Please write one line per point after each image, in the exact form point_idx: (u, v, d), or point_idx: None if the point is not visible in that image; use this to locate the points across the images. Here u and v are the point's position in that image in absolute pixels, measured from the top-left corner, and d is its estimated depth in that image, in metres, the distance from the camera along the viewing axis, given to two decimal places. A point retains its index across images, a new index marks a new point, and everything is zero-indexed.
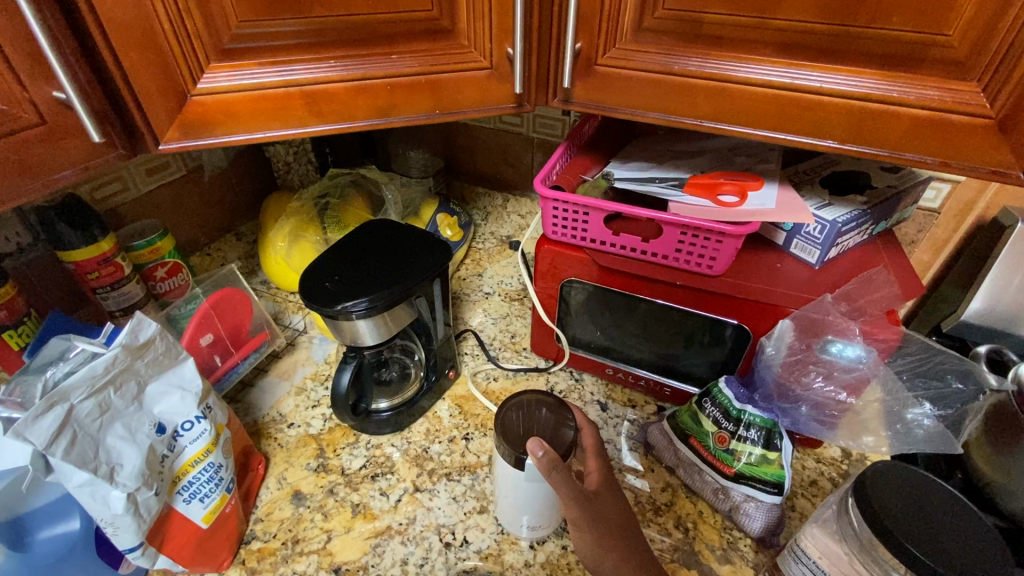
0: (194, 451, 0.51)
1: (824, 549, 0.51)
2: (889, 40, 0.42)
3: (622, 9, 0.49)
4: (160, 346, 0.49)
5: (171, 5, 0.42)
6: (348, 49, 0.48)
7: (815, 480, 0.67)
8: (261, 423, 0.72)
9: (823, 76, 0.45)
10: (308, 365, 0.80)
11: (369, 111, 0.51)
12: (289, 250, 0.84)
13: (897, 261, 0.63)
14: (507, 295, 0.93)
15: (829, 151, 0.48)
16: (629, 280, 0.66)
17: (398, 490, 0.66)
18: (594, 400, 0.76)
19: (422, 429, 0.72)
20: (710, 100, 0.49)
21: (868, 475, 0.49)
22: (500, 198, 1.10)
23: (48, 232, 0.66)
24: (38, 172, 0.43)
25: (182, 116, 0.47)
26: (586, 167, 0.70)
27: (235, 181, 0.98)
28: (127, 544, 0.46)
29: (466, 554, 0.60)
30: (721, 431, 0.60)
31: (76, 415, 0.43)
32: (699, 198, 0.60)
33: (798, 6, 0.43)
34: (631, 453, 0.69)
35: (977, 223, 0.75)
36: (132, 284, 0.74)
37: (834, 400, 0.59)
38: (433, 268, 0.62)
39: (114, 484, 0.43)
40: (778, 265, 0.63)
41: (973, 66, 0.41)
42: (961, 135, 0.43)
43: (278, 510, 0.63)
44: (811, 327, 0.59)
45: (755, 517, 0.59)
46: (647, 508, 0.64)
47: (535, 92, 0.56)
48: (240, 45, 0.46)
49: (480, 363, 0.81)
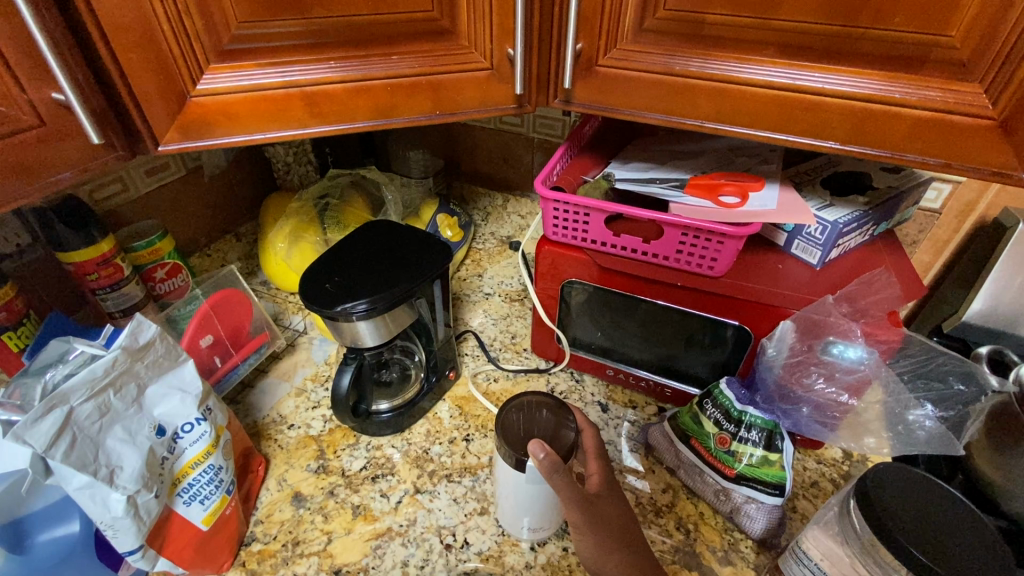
0: (195, 453, 0.51)
1: (825, 551, 0.51)
2: (891, 41, 0.42)
3: (623, 9, 0.48)
4: (160, 348, 0.49)
5: (169, 6, 0.42)
6: (348, 50, 0.48)
7: (815, 481, 0.67)
8: (261, 423, 0.72)
9: (824, 76, 0.44)
10: (309, 366, 0.80)
11: (369, 111, 0.51)
12: (289, 251, 0.84)
13: (897, 261, 0.63)
14: (508, 295, 0.93)
15: (830, 152, 0.47)
16: (629, 281, 0.66)
17: (398, 492, 0.65)
18: (594, 401, 0.76)
19: (422, 430, 0.72)
20: (712, 101, 0.49)
21: (870, 476, 0.49)
22: (500, 198, 1.10)
23: (48, 232, 0.66)
24: (37, 174, 0.43)
25: (182, 118, 0.47)
26: (586, 168, 0.70)
27: (234, 181, 0.97)
28: (127, 546, 0.46)
29: (467, 556, 0.60)
30: (722, 432, 0.59)
31: (75, 417, 0.42)
32: (700, 198, 0.60)
33: (799, 6, 0.42)
34: (631, 454, 0.69)
35: (978, 223, 0.75)
36: (132, 285, 0.74)
37: (836, 402, 0.58)
38: (433, 270, 0.62)
39: (114, 487, 0.43)
40: (779, 266, 0.63)
41: (975, 66, 0.41)
42: (962, 137, 0.43)
43: (278, 512, 0.63)
44: (812, 329, 0.59)
45: (756, 518, 0.59)
46: (648, 510, 0.63)
47: (535, 93, 0.56)
48: (240, 46, 0.45)
49: (480, 364, 0.81)
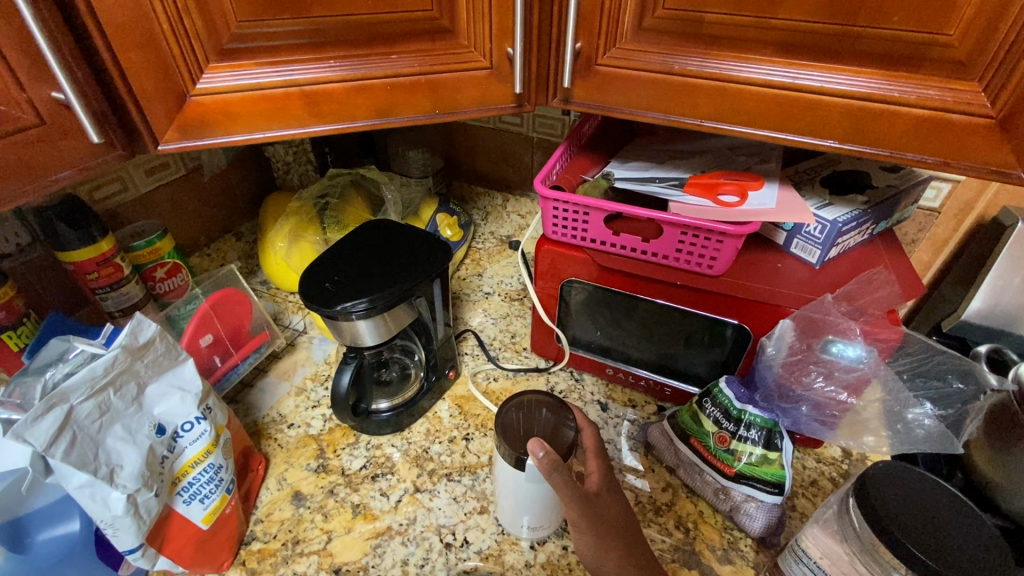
0: (195, 452, 0.51)
1: (824, 549, 0.51)
2: (890, 40, 0.42)
3: (622, 8, 0.49)
4: (160, 347, 0.49)
5: (169, 5, 0.42)
6: (348, 50, 0.48)
7: (815, 479, 0.67)
8: (261, 423, 0.72)
9: (823, 75, 0.44)
10: (309, 365, 0.80)
11: (369, 111, 0.51)
12: (289, 251, 0.84)
13: (897, 260, 0.63)
14: (507, 295, 0.93)
15: (830, 151, 0.47)
16: (629, 280, 0.66)
17: (398, 491, 0.65)
18: (594, 400, 0.76)
19: (422, 430, 0.72)
20: (711, 100, 0.49)
21: (870, 474, 0.49)
22: (500, 198, 1.10)
23: (48, 232, 0.66)
24: (37, 174, 0.43)
25: (182, 117, 0.47)
26: (586, 167, 0.70)
27: (234, 181, 0.97)
28: (128, 545, 0.46)
29: (467, 554, 0.60)
30: (722, 431, 0.59)
31: (75, 416, 0.42)
32: (699, 198, 0.60)
33: (798, 5, 0.42)
34: (631, 453, 0.69)
35: (977, 222, 0.75)
36: (132, 285, 0.74)
37: (835, 400, 0.58)
38: (433, 269, 0.62)
39: (114, 486, 0.43)
40: (779, 265, 0.63)
41: (974, 65, 0.41)
42: (962, 136, 0.43)
43: (278, 511, 0.63)
44: (811, 328, 0.59)
45: (755, 517, 0.59)
46: (648, 508, 0.64)
47: (535, 92, 0.56)
48: (239, 45, 0.46)
49: (480, 363, 0.81)
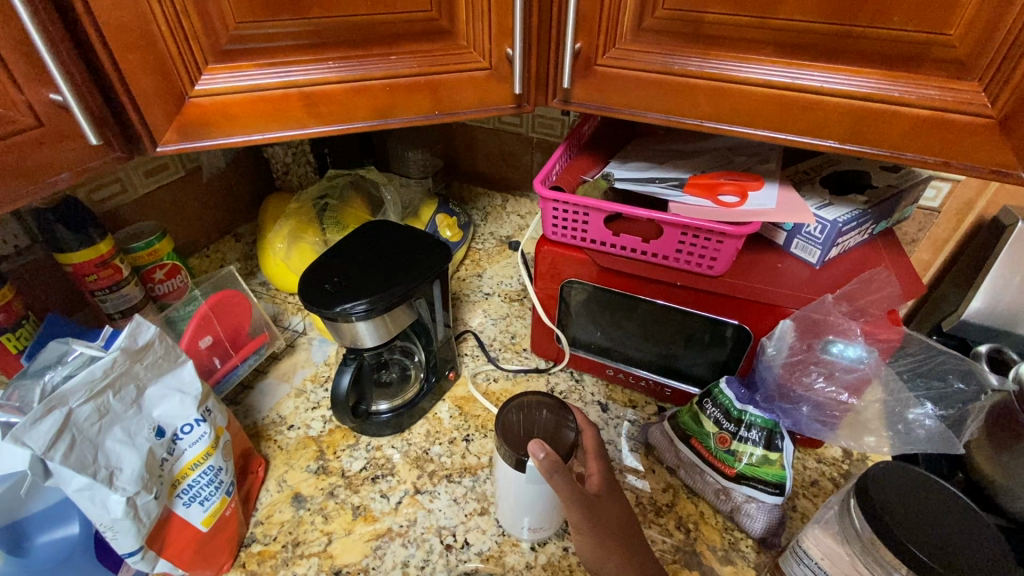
0: (194, 454, 0.51)
1: (825, 550, 0.51)
2: (890, 39, 0.42)
3: (622, 9, 0.48)
4: (159, 349, 0.49)
5: (168, 7, 0.42)
6: (347, 51, 0.48)
7: (816, 480, 0.67)
8: (261, 425, 0.72)
9: (822, 75, 0.44)
10: (308, 367, 0.80)
11: (369, 111, 0.51)
12: (289, 252, 0.84)
13: (897, 260, 0.63)
14: (507, 296, 0.93)
15: (830, 151, 0.47)
16: (629, 280, 0.66)
17: (399, 492, 0.65)
18: (594, 401, 0.76)
19: (422, 431, 0.72)
20: (711, 101, 0.49)
21: (871, 475, 0.49)
22: (499, 198, 1.10)
23: (47, 234, 0.66)
24: (34, 176, 0.43)
25: (181, 119, 0.47)
26: (586, 167, 0.70)
27: (234, 182, 0.97)
28: (127, 549, 0.46)
29: (467, 556, 0.60)
30: (722, 432, 0.59)
31: (74, 419, 0.42)
32: (699, 198, 0.60)
33: (799, 5, 0.42)
34: (632, 454, 0.69)
35: (977, 222, 0.75)
36: (132, 286, 0.73)
37: (835, 401, 0.58)
38: (432, 270, 0.62)
39: (113, 488, 0.43)
40: (779, 265, 0.63)
41: (974, 66, 0.41)
42: (962, 135, 0.43)
43: (278, 513, 0.63)
44: (811, 328, 0.59)
45: (756, 518, 0.59)
46: (648, 509, 0.63)
47: (534, 93, 0.56)
48: (238, 46, 0.45)
49: (480, 364, 0.81)
